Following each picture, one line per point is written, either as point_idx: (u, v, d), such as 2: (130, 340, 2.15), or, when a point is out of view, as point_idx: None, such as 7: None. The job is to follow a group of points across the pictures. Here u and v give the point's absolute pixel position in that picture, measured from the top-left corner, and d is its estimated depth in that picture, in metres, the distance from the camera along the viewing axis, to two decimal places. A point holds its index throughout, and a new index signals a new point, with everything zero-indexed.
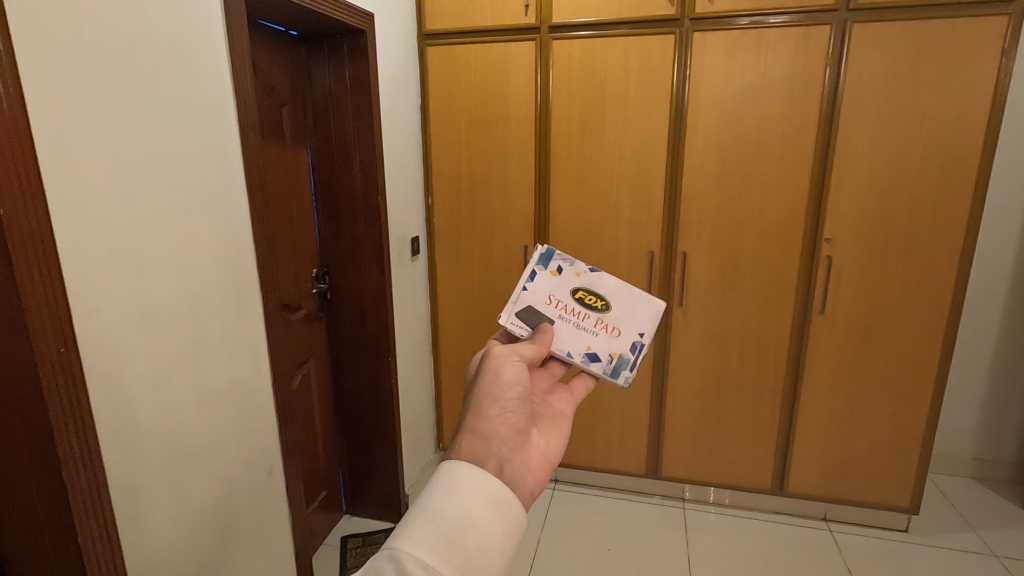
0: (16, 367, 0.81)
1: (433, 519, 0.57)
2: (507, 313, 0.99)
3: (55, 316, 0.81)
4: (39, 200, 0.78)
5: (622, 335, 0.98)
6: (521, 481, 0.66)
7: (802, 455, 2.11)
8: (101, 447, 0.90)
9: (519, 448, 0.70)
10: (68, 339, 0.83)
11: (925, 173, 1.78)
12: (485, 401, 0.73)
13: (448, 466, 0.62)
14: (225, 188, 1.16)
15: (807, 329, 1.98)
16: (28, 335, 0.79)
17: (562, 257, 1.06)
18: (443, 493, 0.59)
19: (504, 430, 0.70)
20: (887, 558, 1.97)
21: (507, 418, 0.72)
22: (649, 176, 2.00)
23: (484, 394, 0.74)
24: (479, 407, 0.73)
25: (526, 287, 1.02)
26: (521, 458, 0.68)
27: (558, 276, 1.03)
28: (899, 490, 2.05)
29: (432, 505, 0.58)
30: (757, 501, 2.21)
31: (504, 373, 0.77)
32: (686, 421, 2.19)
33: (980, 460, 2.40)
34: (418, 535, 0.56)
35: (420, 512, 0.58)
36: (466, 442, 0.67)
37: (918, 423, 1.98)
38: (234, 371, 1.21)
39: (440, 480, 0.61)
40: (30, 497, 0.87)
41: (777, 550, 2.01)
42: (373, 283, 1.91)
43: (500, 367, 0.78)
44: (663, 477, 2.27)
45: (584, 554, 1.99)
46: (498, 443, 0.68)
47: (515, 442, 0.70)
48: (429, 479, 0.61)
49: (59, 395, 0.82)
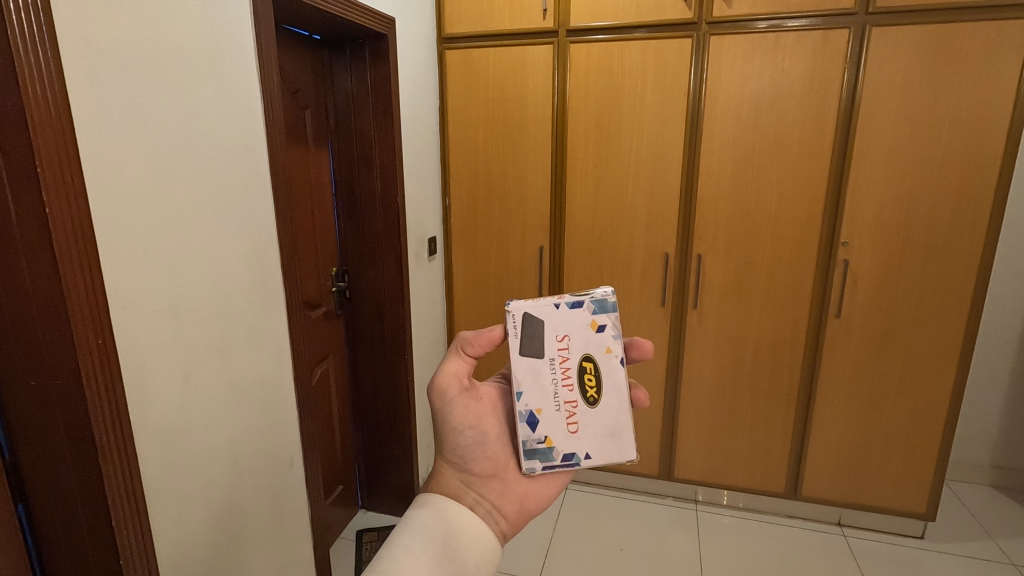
0: (54, 356, 0.85)
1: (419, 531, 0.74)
2: (594, 310, 0.88)
3: (93, 307, 0.85)
4: (82, 197, 0.82)
5: (580, 438, 0.85)
6: (494, 518, 0.82)
7: (816, 460, 2.10)
8: (135, 434, 0.95)
9: (483, 484, 0.84)
10: (104, 329, 0.87)
11: (944, 176, 1.76)
12: (442, 446, 0.87)
13: (442, 500, 0.80)
14: (253, 187, 1.20)
15: (823, 332, 1.98)
16: (68, 325, 0.83)
17: (509, 335, 0.86)
18: (433, 513, 0.77)
19: (469, 470, 0.85)
20: (902, 563, 1.96)
21: (472, 463, 0.85)
22: (665, 178, 2.01)
23: (439, 437, 0.87)
24: (442, 453, 0.87)
25: (560, 313, 0.87)
26: (495, 500, 0.83)
27: (532, 348, 0.86)
28: (915, 497, 2.04)
29: (429, 523, 0.76)
30: (770, 504, 2.21)
31: (455, 418, 0.85)
32: (700, 422, 2.19)
33: (999, 468, 2.37)
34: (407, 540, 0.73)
35: (421, 527, 0.75)
36: (434, 483, 0.85)
37: (935, 429, 1.96)
38: (259, 365, 1.25)
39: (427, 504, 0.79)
40: (67, 482, 0.92)
41: (790, 553, 2.01)
42: (391, 282, 1.95)
43: (448, 409, 0.85)
44: (676, 479, 2.28)
45: (596, 552, 2.01)
46: (460, 484, 0.84)
47: (487, 484, 0.84)
48: (419, 502, 0.80)
49: (95, 383, 0.86)
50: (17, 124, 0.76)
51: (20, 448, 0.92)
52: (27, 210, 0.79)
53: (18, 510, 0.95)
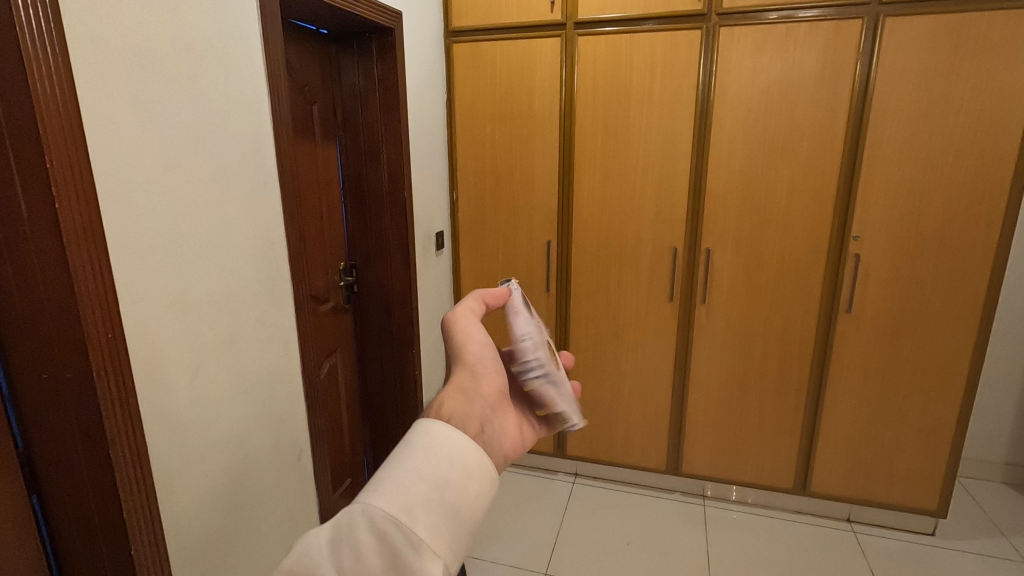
0: (66, 352, 0.86)
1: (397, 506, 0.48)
2: None
3: (105, 303, 0.86)
4: (91, 194, 0.83)
5: None
6: (497, 443, 0.61)
7: (825, 455, 2.09)
8: (145, 428, 0.96)
9: (501, 412, 0.66)
10: (115, 326, 0.88)
11: (958, 170, 1.74)
12: (456, 369, 0.69)
13: (431, 433, 0.54)
14: (261, 183, 1.20)
15: (833, 328, 1.96)
16: (79, 322, 0.83)
17: None
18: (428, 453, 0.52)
19: (477, 388, 0.66)
20: (913, 561, 1.94)
21: (483, 382, 0.68)
22: (674, 171, 1.99)
23: (456, 360, 0.69)
24: (456, 374, 0.68)
25: None
26: (500, 422, 0.64)
27: None
28: (927, 494, 2.02)
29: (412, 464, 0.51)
30: (779, 500, 2.19)
31: (473, 338, 0.71)
32: (708, 418, 2.18)
33: (1012, 465, 2.34)
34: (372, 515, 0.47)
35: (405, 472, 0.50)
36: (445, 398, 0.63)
37: (946, 424, 1.95)
38: (267, 360, 1.26)
39: (444, 439, 0.52)
40: (79, 473, 0.93)
41: (801, 549, 2.00)
42: (399, 277, 1.96)
43: (471, 332, 0.72)
44: (683, 473, 2.27)
45: (604, 547, 2.01)
46: (480, 402, 0.63)
47: (495, 405, 0.65)
48: (440, 426, 0.54)
49: (108, 377, 0.88)
50: (27, 122, 0.76)
51: (33, 440, 0.93)
52: (39, 208, 0.80)
53: (31, 500, 0.96)
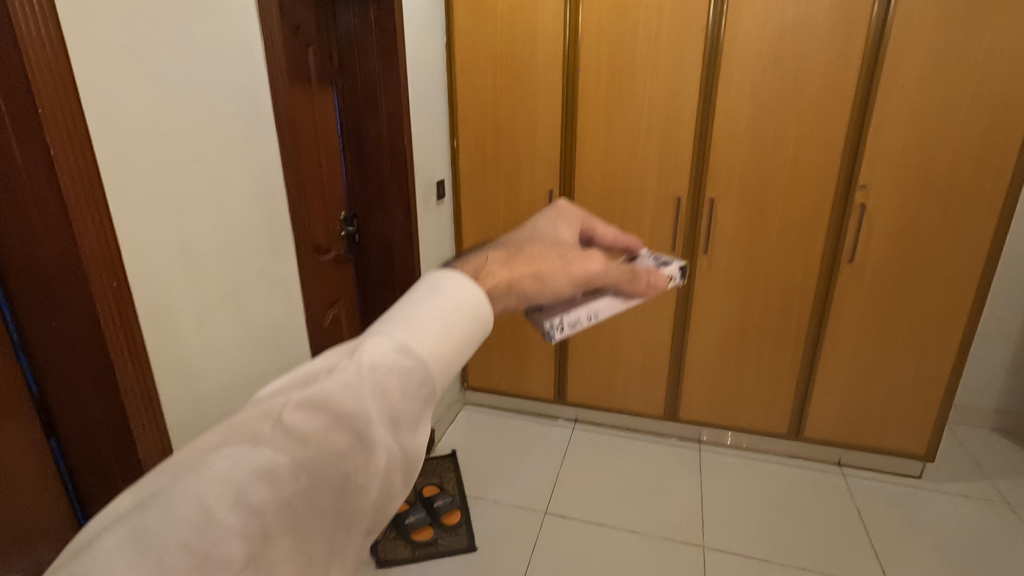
0: (72, 307, 0.87)
1: (404, 363, 0.40)
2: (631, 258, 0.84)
3: (109, 259, 0.87)
4: (87, 145, 0.81)
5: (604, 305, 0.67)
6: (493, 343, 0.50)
7: (819, 402, 2.13)
8: (155, 380, 0.98)
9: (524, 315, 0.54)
10: (120, 282, 0.89)
11: (972, 118, 1.69)
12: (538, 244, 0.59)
13: (439, 282, 0.47)
14: (258, 131, 1.18)
15: (834, 278, 1.96)
16: (84, 278, 0.84)
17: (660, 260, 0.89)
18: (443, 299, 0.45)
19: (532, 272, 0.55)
20: (898, 502, 2.02)
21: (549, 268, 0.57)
22: (680, 118, 1.94)
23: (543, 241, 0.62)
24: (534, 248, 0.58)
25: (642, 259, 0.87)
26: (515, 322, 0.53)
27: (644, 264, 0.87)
28: (916, 438, 2.08)
29: (419, 310, 0.44)
30: (772, 444, 2.26)
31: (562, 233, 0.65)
32: (706, 366, 2.22)
33: (1002, 412, 2.40)
34: (374, 370, 0.39)
35: (405, 319, 0.43)
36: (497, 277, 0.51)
37: (940, 373, 1.98)
38: (271, 310, 1.28)
39: (455, 284, 0.47)
40: (93, 420, 0.95)
41: (791, 491, 2.08)
42: (400, 227, 1.95)
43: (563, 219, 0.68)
44: (680, 420, 2.33)
45: (601, 488, 2.09)
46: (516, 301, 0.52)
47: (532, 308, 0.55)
48: (447, 275, 0.47)
49: (117, 332, 0.89)
50: (15, 69, 0.74)
51: (47, 387, 0.95)
52: (35, 159, 0.79)
53: (52, 449, 1.00)
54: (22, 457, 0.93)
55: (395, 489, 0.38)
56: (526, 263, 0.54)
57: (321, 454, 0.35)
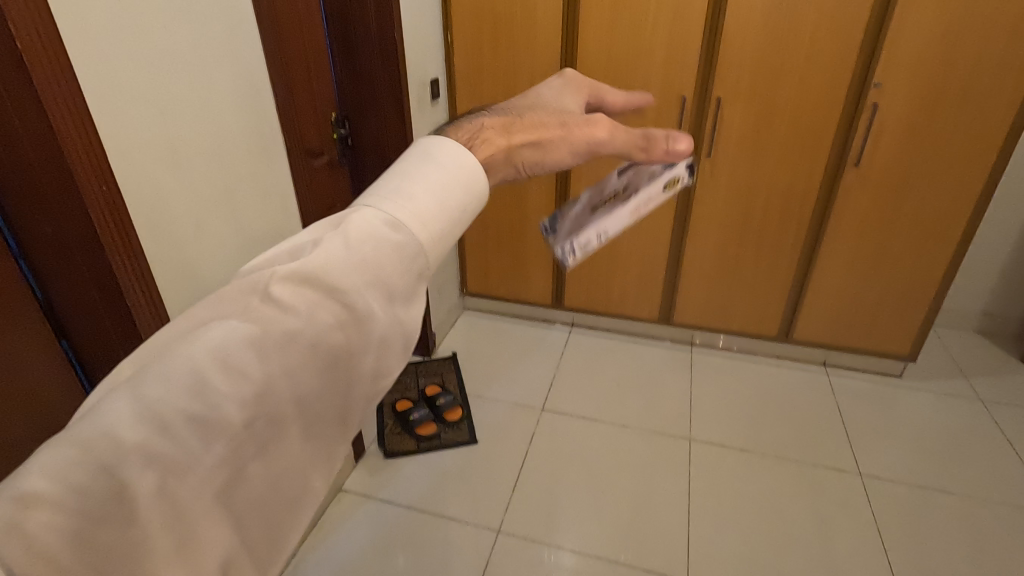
0: (70, 227, 0.86)
1: (393, 233, 0.41)
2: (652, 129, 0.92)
3: (100, 174, 0.85)
4: (54, 37, 0.75)
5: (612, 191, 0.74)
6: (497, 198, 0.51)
7: (811, 306, 2.18)
8: (160, 296, 1.00)
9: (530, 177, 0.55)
10: (115, 198, 0.87)
11: (1001, 6, 1.58)
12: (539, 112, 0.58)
13: (432, 147, 0.46)
14: (236, 20, 1.10)
15: (837, 182, 1.93)
16: (78, 196, 0.83)
17: None
18: (432, 166, 0.45)
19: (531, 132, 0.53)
20: (877, 399, 2.12)
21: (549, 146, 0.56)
22: (690, 7, 1.81)
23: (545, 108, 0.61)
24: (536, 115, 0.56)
25: None
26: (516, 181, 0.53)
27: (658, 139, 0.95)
28: (900, 340, 2.15)
29: (409, 177, 0.44)
30: (761, 346, 2.34)
31: (565, 99, 0.64)
32: (702, 271, 2.24)
33: (989, 315, 2.46)
34: (361, 242, 0.39)
35: (396, 186, 0.43)
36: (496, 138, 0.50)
37: (932, 277, 2.01)
38: (267, 213, 1.27)
39: (447, 153, 0.46)
40: (100, 326, 0.97)
41: (776, 389, 2.18)
42: (394, 129, 1.89)
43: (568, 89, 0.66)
44: (674, 323, 2.39)
45: (596, 387, 2.18)
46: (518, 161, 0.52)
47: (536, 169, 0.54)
48: (440, 142, 0.46)
49: (118, 250, 0.89)
50: None
51: (50, 293, 0.95)
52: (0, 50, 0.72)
53: (77, 371, 1.04)
54: (47, 380, 0.97)
55: (394, 354, 0.39)
56: (526, 130, 0.53)
57: (314, 322, 0.35)
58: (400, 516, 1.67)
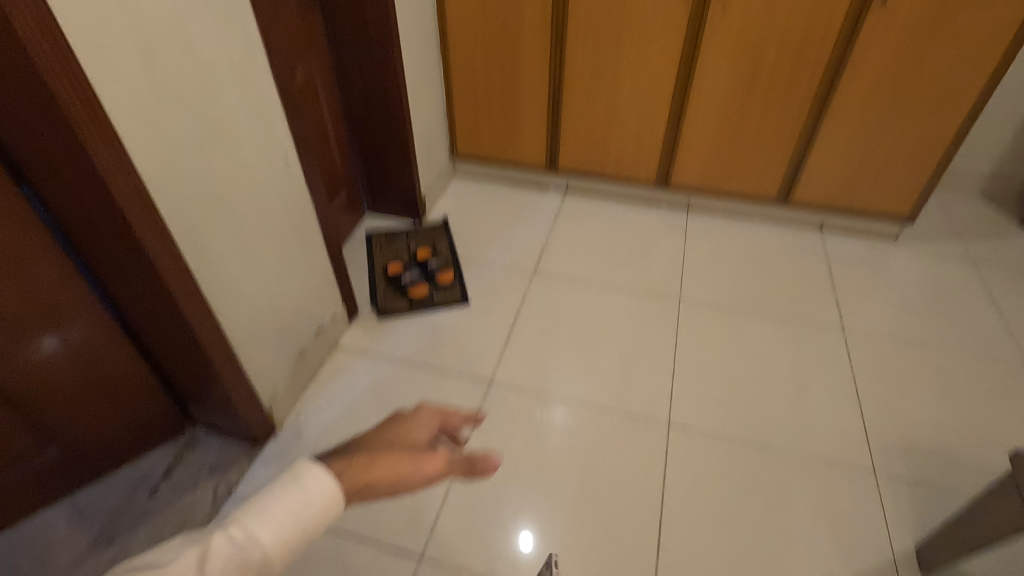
0: (82, 174, 1.01)
1: (244, 552, 0.60)
2: None
3: (104, 134, 0.97)
4: None
5: None
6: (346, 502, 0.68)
7: (815, 166, 2.10)
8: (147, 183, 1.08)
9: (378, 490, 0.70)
10: (122, 157, 1.01)
11: None
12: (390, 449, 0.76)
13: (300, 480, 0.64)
14: None
15: (861, 25, 1.76)
16: (88, 155, 0.97)
17: None
18: (296, 499, 0.63)
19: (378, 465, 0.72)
20: (868, 261, 2.13)
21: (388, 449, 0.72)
22: None
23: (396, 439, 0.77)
24: None
25: None
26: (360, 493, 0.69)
27: None
28: (901, 202, 2.10)
29: (278, 497, 0.63)
30: (757, 209, 2.30)
31: None
32: (705, 130, 2.12)
33: (996, 179, 2.38)
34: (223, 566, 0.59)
35: (267, 503, 0.63)
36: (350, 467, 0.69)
37: (944, 133, 1.91)
38: (227, 49, 1.18)
39: (310, 493, 0.64)
40: (76, 185, 1.04)
41: (768, 251, 2.17)
42: None
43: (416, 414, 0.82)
44: (671, 186, 2.32)
45: (589, 250, 2.17)
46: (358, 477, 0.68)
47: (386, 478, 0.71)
48: (311, 480, 0.65)
49: (129, 199, 1.05)
50: None
51: (18, 152, 1.03)
52: None
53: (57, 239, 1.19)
54: (45, 268, 1.18)
55: None
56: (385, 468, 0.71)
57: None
58: (395, 369, 1.74)
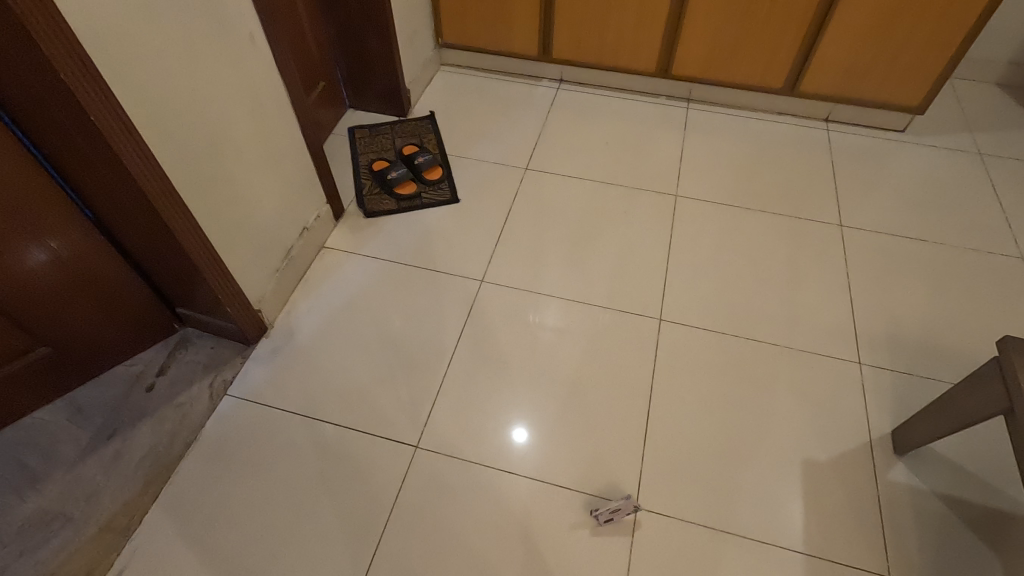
0: (32, 65, 0.92)
1: None
2: None
3: (54, 25, 0.88)
4: None
5: None
6: None
7: (825, 53, 1.95)
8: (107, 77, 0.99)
9: None
10: (75, 46, 0.91)
11: None
12: None
13: None
14: None
15: None
16: (36, 45, 0.88)
17: None
18: None
19: None
20: (873, 155, 2.05)
21: None
22: None
23: None
24: None
25: None
26: None
27: None
28: (913, 92, 1.99)
29: None
30: (762, 101, 2.18)
31: None
32: (711, 12, 1.94)
33: (1014, 65, 2.25)
34: None
35: None
36: None
37: (969, 16, 1.75)
38: None
39: None
40: (28, 79, 0.95)
41: (770, 146, 2.09)
42: None
43: None
44: (671, 77, 2.18)
45: (583, 146, 2.07)
46: None
47: None
48: None
49: (91, 96, 0.97)
50: None
51: None
52: None
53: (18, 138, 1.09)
54: (3, 164, 1.07)
55: None
56: None
57: None
58: (386, 270, 1.71)
